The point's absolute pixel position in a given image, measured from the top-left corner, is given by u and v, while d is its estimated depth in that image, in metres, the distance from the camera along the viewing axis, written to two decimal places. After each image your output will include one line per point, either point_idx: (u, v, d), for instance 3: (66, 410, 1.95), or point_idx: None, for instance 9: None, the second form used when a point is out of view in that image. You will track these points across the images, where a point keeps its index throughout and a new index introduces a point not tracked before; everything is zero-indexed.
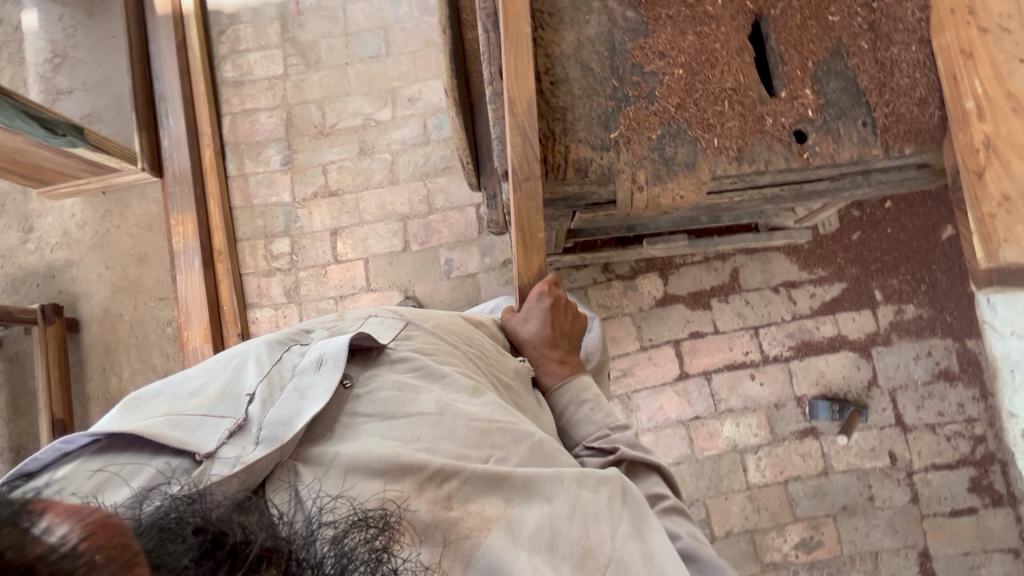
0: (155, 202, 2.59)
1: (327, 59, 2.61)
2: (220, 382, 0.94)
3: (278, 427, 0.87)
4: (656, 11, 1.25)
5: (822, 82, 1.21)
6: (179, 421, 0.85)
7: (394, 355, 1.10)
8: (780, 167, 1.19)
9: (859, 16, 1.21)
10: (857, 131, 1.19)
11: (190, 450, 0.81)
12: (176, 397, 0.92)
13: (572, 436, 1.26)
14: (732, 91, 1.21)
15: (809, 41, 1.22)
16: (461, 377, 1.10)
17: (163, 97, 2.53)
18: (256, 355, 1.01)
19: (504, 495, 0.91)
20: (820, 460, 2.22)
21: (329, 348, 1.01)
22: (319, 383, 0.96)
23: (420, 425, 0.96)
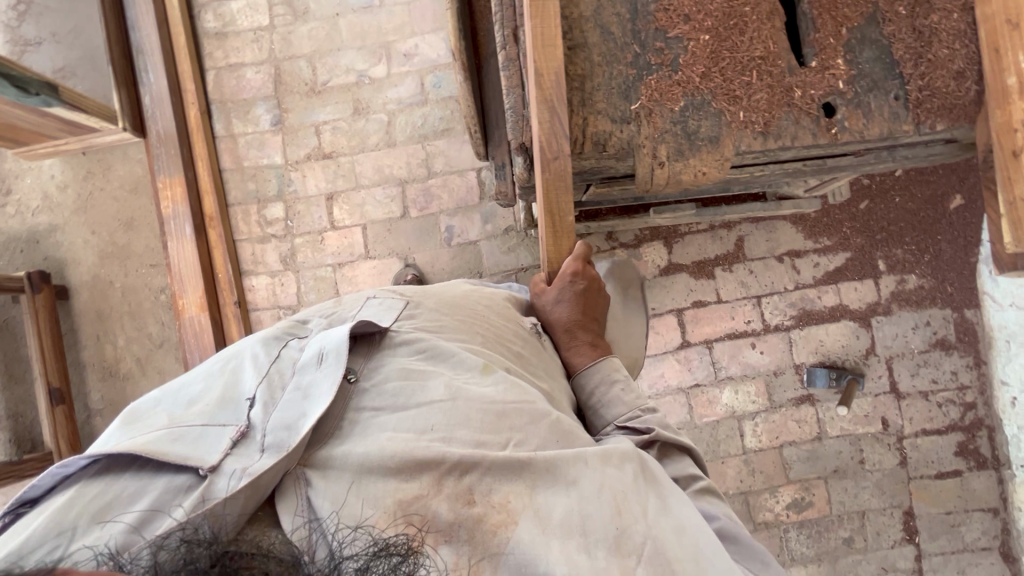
0: (140, 164, 2.47)
1: (316, 9, 2.45)
2: (218, 388, 0.93)
3: (282, 432, 0.86)
4: None
5: (855, 51, 1.14)
6: (179, 434, 0.84)
7: (398, 338, 1.08)
8: (807, 144, 1.14)
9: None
10: (888, 105, 1.13)
11: (193, 465, 0.80)
12: (175, 406, 0.91)
13: (601, 416, 1.25)
14: (760, 60, 1.14)
15: (843, 6, 1.14)
16: (468, 356, 1.07)
17: (141, 50, 2.36)
18: (252, 355, 0.99)
19: (527, 482, 0.90)
20: (815, 426, 2.27)
21: (329, 341, 0.99)
22: (321, 379, 0.94)
23: (431, 415, 0.95)
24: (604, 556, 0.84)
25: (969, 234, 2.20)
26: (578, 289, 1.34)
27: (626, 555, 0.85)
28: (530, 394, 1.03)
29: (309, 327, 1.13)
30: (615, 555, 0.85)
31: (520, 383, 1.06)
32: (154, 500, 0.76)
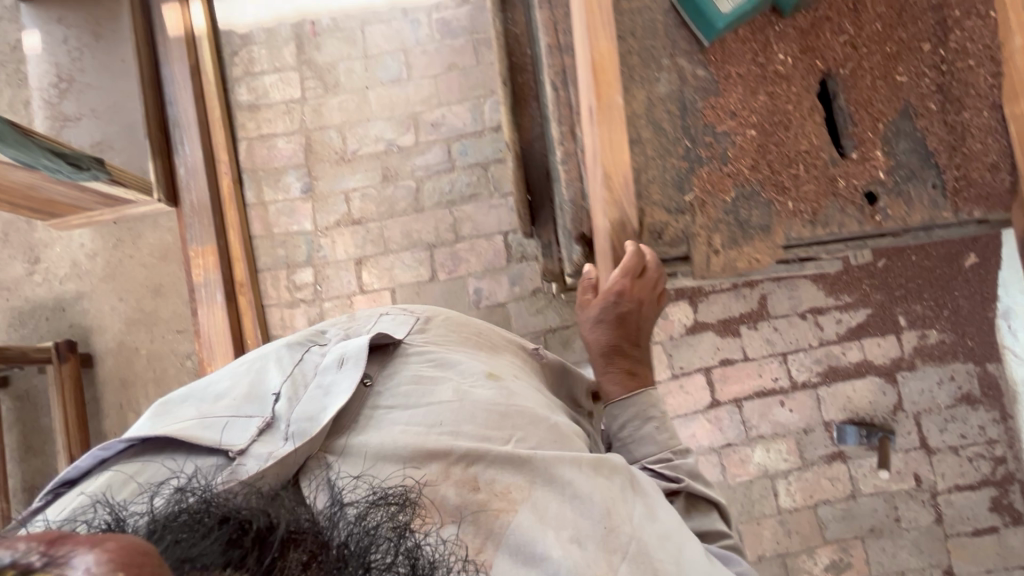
0: (170, 232, 2.51)
1: (346, 82, 2.57)
2: (245, 386, 1.11)
3: (303, 422, 1.01)
4: (727, 69, 1.24)
5: (892, 143, 1.22)
6: (210, 422, 1.01)
7: (411, 350, 1.23)
8: (853, 232, 1.20)
9: (928, 78, 1.23)
10: (927, 193, 1.20)
11: (223, 447, 0.97)
12: (203, 400, 1.08)
13: (629, 453, 1.26)
14: (805, 153, 1.21)
15: (878, 102, 1.23)
16: (470, 364, 1.22)
17: (178, 123, 2.44)
18: (277, 361, 1.17)
19: (525, 476, 0.99)
20: (848, 484, 2.27)
21: (349, 349, 1.15)
22: (341, 380, 1.09)
23: (441, 412, 1.07)
24: (594, 549, 0.93)
25: (987, 289, 2.26)
26: (619, 309, 1.25)
27: (612, 549, 0.94)
28: (525, 399, 1.16)
29: (328, 336, 1.30)
30: (604, 549, 0.94)
31: (521, 389, 1.20)
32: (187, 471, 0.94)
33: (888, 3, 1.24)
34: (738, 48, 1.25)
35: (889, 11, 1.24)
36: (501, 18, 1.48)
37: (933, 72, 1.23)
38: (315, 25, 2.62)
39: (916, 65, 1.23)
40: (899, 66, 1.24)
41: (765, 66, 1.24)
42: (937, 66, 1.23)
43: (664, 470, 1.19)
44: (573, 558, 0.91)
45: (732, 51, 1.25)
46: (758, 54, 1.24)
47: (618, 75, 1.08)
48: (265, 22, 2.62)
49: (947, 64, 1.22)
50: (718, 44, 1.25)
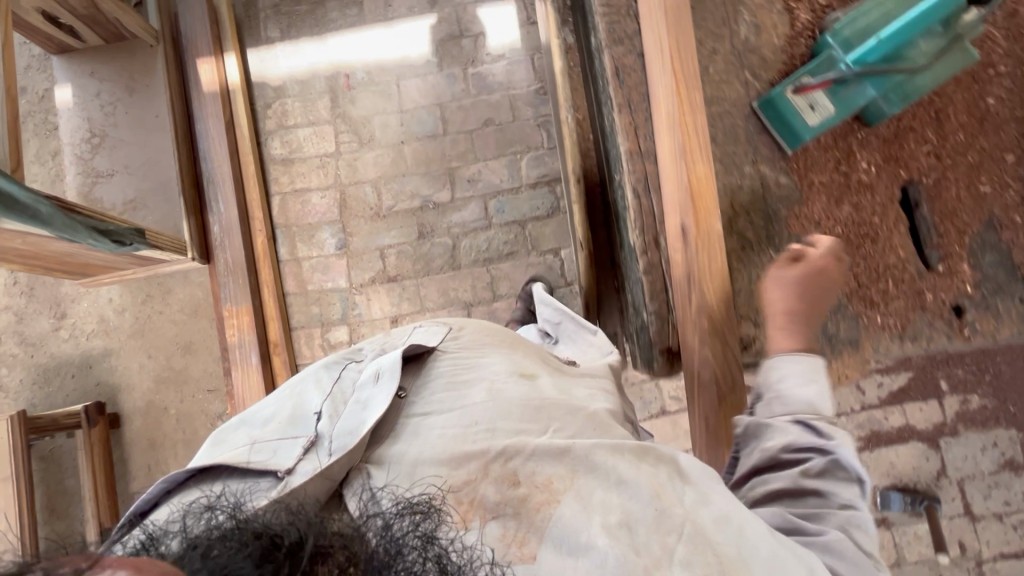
0: (201, 287, 2.47)
1: (381, 137, 2.56)
2: (289, 408, 1.02)
3: (345, 436, 0.92)
4: (810, 177, 1.23)
5: (978, 255, 1.21)
6: (259, 447, 0.94)
7: (444, 356, 1.12)
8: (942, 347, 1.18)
9: (1012, 190, 1.22)
10: (1016, 308, 1.19)
11: (272, 470, 0.89)
12: (253, 427, 1.01)
13: (783, 403, 1.04)
14: (892, 265, 1.20)
15: (962, 213, 1.22)
16: (507, 364, 1.13)
17: (212, 178, 2.40)
18: (316, 384, 1.08)
19: (565, 467, 0.90)
20: (892, 552, 2.24)
21: (385, 361, 1.06)
22: (378, 392, 1.00)
23: (473, 412, 0.98)
24: (644, 532, 0.84)
25: None
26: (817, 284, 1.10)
27: (664, 528, 0.85)
28: (568, 397, 1.09)
29: (364, 351, 1.20)
30: (655, 531, 0.84)
31: (558, 386, 1.13)
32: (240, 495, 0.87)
33: (969, 112, 1.24)
34: (820, 155, 1.24)
35: (970, 120, 1.24)
36: (572, 119, 1.49)
37: (1016, 183, 1.23)
38: (350, 78, 2.61)
39: (1000, 175, 1.23)
40: (983, 175, 1.23)
41: (849, 174, 1.23)
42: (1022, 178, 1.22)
43: (823, 427, 0.98)
44: (620, 545, 0.82)
45: (815, 159, 1.24)
46: (842, 162, 1.23)
47: (717, 202, 1.13)
48: (299, 74, 2.62)
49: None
50: (801, 150, 1.23)
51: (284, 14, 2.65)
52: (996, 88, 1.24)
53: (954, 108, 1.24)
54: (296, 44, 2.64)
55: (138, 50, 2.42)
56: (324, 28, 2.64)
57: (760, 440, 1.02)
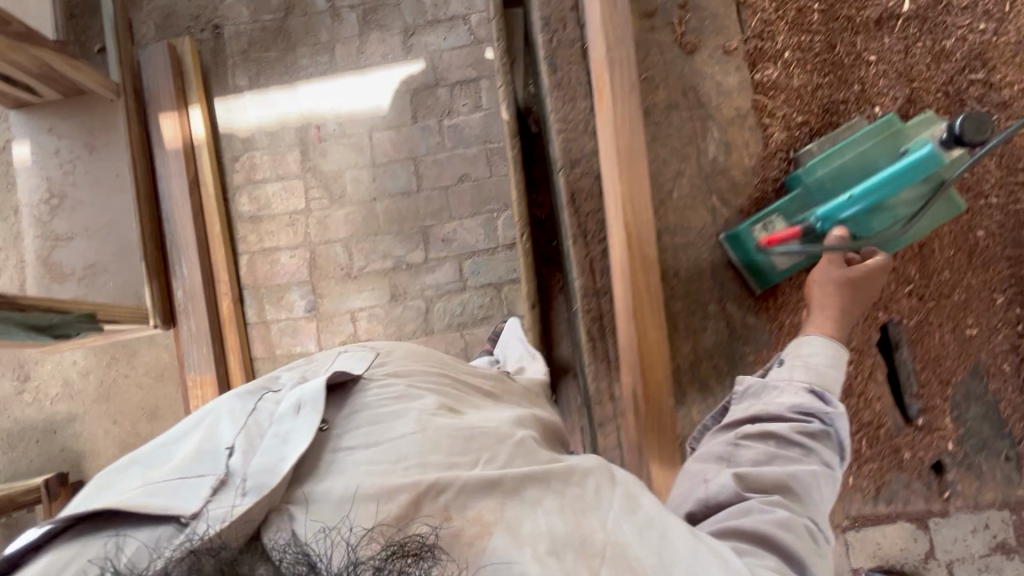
0: (166, 350, 2.40)
1: (353, 193, 2.45)
2: (192, 442, 0.80)
3: (262, 474, 0.73)
4: (780, 320, 1.14)
5: (962, 407, 1.11)
6: (152, 489, 0.72)
7: (368, 383, 0.91)
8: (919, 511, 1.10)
9: (1001, 334, 1.12)
10: (1001, 467, 1.10)
11: (175, 515, 0.68)
12: (145, 469, 0.78)
13: (802, 372, 0.98)
14: (868, 421, 1.10)
15: (945, 359, 1.12)
16: (438, 395, 0.93)
17: (175, 242, 2.33)
18: (225, 409, 0.85)
19: (497, 500, 0.76)
20: None
21: (309, 388, 0.86)
22: (299, 426, 0.80)
23: (401, 447, 0.79)
24: (573, 557, 0.71)
25: None
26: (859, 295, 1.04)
27: (590, 553, 0.72)
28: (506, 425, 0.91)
29: (282, 376, 0.97)
30: (581, 555, 0.72)
31: (490, 416, 0.92)
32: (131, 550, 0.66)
33: (957, 245, 1.13)
34: (789, 295, 1.14)
35: (957, 254, 1.13)
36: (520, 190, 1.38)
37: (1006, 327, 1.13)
38: (321, 129, 2.50)
39: (988, 317, 1.13)
40: (969, 316, 1.13)
41: None
42: (1013, 323, 1.12)
43: (833, 400, 0.93)
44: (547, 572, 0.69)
45: (784, 299, 1.14)
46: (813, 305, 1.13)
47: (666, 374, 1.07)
48: (268, 125, 2.51)
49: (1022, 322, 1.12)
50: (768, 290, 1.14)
51: (253, 62, 2.54)
52: (986, 221, 1.13)
53: (940, 240, 1.13)
54: (264, 93, 2.53)
55: (98, 103, 2.33)
56: (295, 76, 2.53)
57: (762, 399, 0.98)
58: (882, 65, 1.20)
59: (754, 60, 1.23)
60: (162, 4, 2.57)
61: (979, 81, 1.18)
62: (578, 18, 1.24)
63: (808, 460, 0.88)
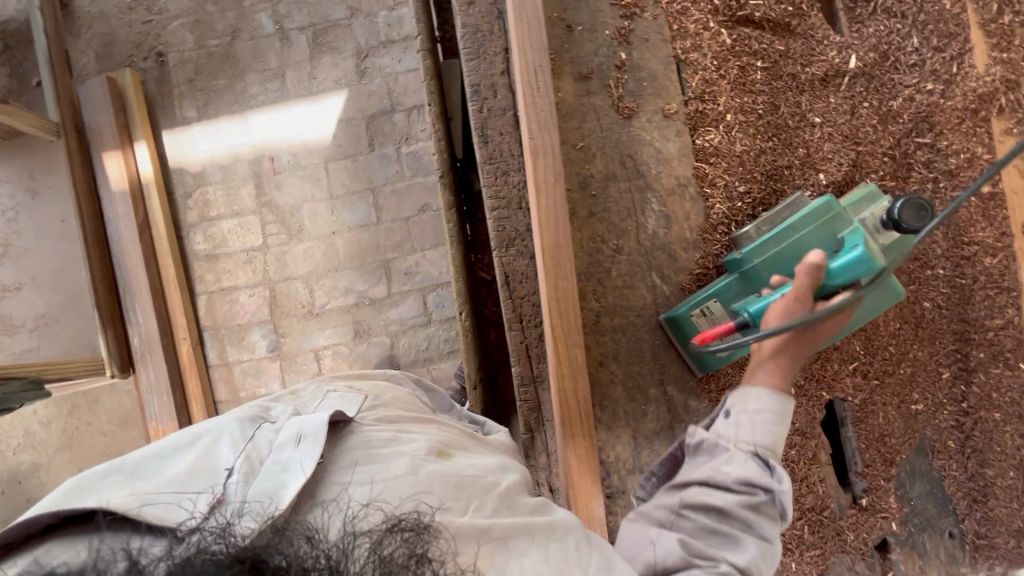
0: (129, 395, 2.35)
1: (311, 228, 2.38)
2: (189, 459, 0.76)
3: (263, 501, 0.69)
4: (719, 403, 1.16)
5: (907, 486, 1.18)
6: (145, 498, 0.68)
7: (361, 428, 0.88)
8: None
9: (947, 411, 1.18)
10: (942, 544, 1.19)
11: (169, 527, 0.65)
12: (139, 476, 0.75)
13: (754, 430, 0.96)
14: (811, 509, 1.13)
15: (890, 438, 1.16)
16: (428, 438, 0.90)
17: (128, 289, 2.26)
18: (226, 432, 0.81)
19: (485, 550, 0.74)
20: None
21: (311, 420, 0.82)
22: (302, 455, 0.76)
23: (394, 486, 0.76)
24: None
25: None
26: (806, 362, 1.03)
27: None
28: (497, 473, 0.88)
29: (277, 411, 0.93)
30: None
31: (479, 460, 0.91)
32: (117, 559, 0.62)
33: (903, 319, 1.13)
34: (733, 372, 1.16)
35: (906, 328, 1.14)
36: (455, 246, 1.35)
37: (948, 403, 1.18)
38: (275, 162, 2.41)
39: (936, 395, 1.17)
40: (917, 392, 1.16)
41: None
42: (959, 402, 1.17)
43: (779, 471, 0.91)
44: None
45: (726, 380, 1.16)
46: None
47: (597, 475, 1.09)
48: (219, 159, 2.42)
49: (964, 400, 1.17)
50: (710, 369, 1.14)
51: (200, 91, 2.43)
52: (933, 293, 1.14)
53: (886, 314, 1.13)
54: (214, 124, 2.43)
55: (38, 144, 2.22)
56: (245, 105, 2.42)
57: (713, 459, 0.96)
58: (828, 127, 1.15)
59: (695, 124, 1.16)
60: (101, 31, 2.44)
61: (926, 145, 1.16)
62: (508, 83, 1.17)
63: (743, 537, 0.87)
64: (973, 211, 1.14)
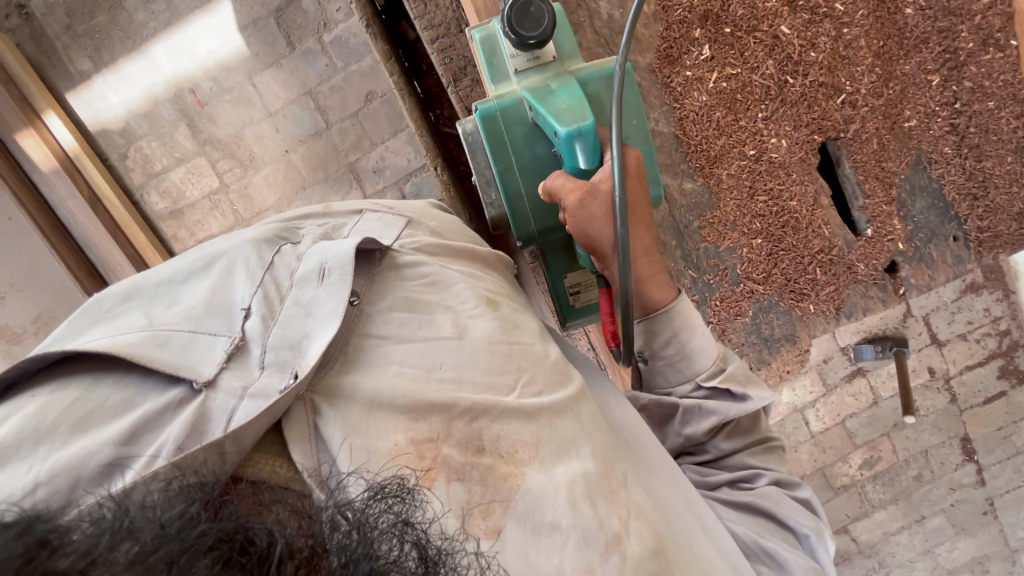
0: None
1: (262, 152, 2.25)
2: (206, 291, 0.76)
3: (286, 351, 0.69)
4: (715, 176, 1.29)
5: (910, 204, 1.36)
6: (164, 339, 0.67)
7: (402, 259, 0.88)
8: (880, 309, 1.37)
9: (942, 118, 1.34)
10: (950, 247, 1.39)
11: (185, 377, 0.64)
12: (155, 307, 0.75)
13: (677, 369, 0.99)
14: (818, 253, 1.34)
15: (888, 159, 1.34)
16: (472, 283, 0.90)
17: (109, 269, 2.23)
18: (239, 256, 0.80)
19: (532, 432, 0.74)
20: (869, 394, 2.38)
21: (335, 253, 0.80)
22: (324, 299, 0.75)
23: (440, 352, 0.77)
24: (605, 505, 0.72)
25: None
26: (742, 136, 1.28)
27: (619, 502, 0.74)
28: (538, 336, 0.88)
29: (302, 232, 0.92)
30: (613, 506, 0.73)
31: (523, 319, 0.89)
32: (149, 406, 0.61)
33: (885, 35, 1.29)
34: (723, 145, 1.28)
35: (886, 44, 1.29)
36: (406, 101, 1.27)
37: (945, 109, 1.35)
38: (197, 93, 2.20)
39: (927, 105, 1.33)
40: (908, 109, 1.33)
41: (760, 156, 1.29)
42: (953, 106, 1.34)
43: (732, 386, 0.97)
44: (582, 521, 0.69)
45: (718, 153, 1.28)
46: (748, 144, 1.28)
47: None
48: (138, 107, 2.21)
49: (959, 101, 1.34)
50: (697, 143, 1.28)
51: (85, 35, 2.15)
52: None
53: (864, 37, 1.28)
54: (116, 71, 2.19)
55: None
56: (139, 38, 2.16)
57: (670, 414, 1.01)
58: None
59: None
60: None
61: None
62: None
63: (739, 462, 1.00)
64: None
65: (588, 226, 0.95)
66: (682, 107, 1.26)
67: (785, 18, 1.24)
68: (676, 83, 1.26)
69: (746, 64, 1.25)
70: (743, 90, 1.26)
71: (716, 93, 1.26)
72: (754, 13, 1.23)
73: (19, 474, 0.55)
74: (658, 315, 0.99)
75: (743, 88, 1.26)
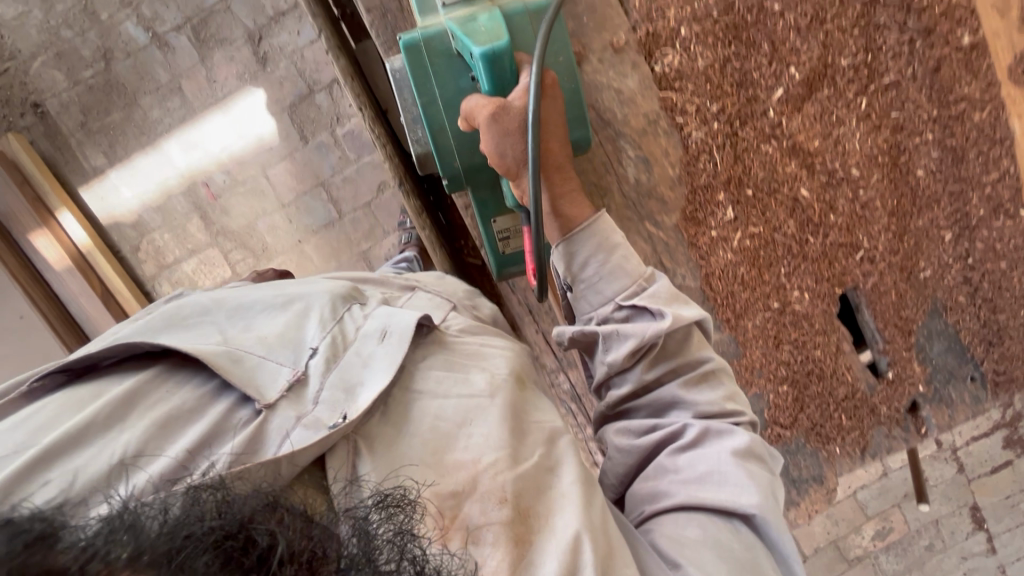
0: None
1: (275, 243, 2.27)
2: (281, 324, 0.86)
3: (340, 393, 0.75)
4: (742, 329, 1.37)
5: (929, 349, 1.45)
6: (238, 356, 0.77)
7: (449, 337, 0.93)
8: (902, 448, 1.47)
9: (956, 271, 1.43)
10: (967, 387, 1.48)
11: (258, 398, 0.72)
12: (231, 327, 0.86)
13: (596, 291, 0.97)
14: (846, 398, 1.43)
15: (906, 310, 1.42)
16: (509, 358, 0.92)
17: None
18: (317, 302, 0.90)
19: (543, 502, 0.72)
20: (879, 465, 2.39)
21: (400, 321, 0.86)
22: (384, 353, 0.81)
23: (472, 408, 0.79)
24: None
25: None
26: (759, 274, 1.35)
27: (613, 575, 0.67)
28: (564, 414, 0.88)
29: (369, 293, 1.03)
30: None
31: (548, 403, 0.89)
32: (214, 416, 0.70)
33: (899, 196, 1.36)
34: (748, 298, 1.36)
35: (902, 204, 1.37)
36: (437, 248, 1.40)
37: (958, 262, 1.43)
38: (211, 186, 2.23)
39: (944, 261, 1.41)
40: (925, 263, 1.40)
41: (783, 309, 1.37)
42: (966, 261, 1.43)
43: (649, 306, 0.93)
44: None
45: (744, 307, 1.36)
46: (772, 298, 1.36)
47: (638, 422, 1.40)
48: (152, 201, 2.23)
49: (971, 258, 1.43)
50: (723, 297, 1.35)
51: (99, 132, 2.18)
52: (925, 161, 1.36)
53: (880, 195, 1.35)
54: (129, 166, 2.21)
55: None
56: (153, 134, 2.19)
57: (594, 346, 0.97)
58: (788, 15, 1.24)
59: (661, 79, 1.26)
60: None
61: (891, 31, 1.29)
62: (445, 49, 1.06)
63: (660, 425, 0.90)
64: (958, 68, 1.33)
65: (501, 143, 0.94)
66: (708, 264, 1.34)
67: (805, 182, 1.31)
68: (702, 242, 1.33)
69: (767, 223, 1.32)
70: (766, 248, 1.33)
71: (740, 251, 1.33)
72: (776, 177, 1.30)
73: (106, 445, 0.65)
74: (574, 235, 0.98)
75: (765, 247, 1.33)
